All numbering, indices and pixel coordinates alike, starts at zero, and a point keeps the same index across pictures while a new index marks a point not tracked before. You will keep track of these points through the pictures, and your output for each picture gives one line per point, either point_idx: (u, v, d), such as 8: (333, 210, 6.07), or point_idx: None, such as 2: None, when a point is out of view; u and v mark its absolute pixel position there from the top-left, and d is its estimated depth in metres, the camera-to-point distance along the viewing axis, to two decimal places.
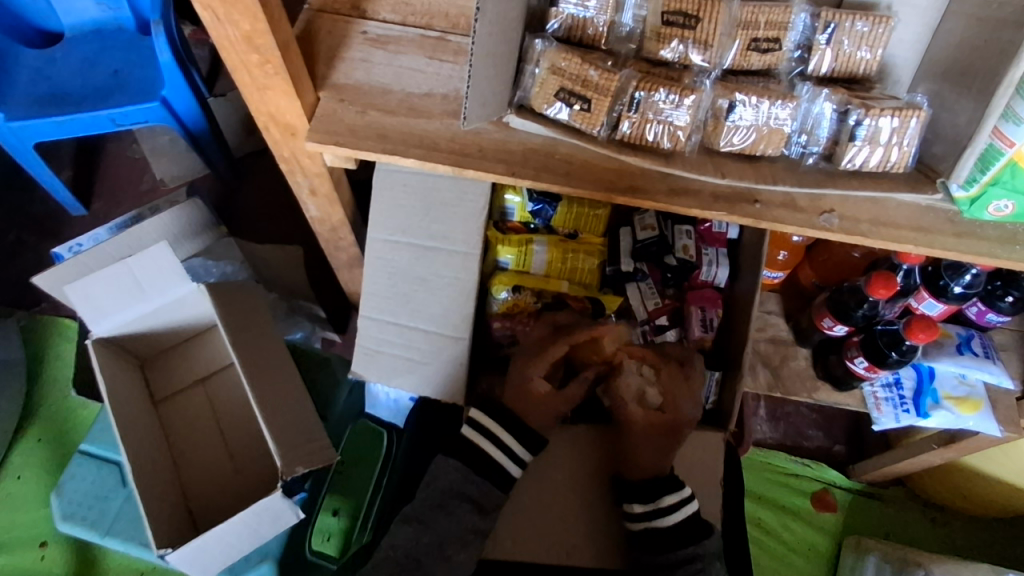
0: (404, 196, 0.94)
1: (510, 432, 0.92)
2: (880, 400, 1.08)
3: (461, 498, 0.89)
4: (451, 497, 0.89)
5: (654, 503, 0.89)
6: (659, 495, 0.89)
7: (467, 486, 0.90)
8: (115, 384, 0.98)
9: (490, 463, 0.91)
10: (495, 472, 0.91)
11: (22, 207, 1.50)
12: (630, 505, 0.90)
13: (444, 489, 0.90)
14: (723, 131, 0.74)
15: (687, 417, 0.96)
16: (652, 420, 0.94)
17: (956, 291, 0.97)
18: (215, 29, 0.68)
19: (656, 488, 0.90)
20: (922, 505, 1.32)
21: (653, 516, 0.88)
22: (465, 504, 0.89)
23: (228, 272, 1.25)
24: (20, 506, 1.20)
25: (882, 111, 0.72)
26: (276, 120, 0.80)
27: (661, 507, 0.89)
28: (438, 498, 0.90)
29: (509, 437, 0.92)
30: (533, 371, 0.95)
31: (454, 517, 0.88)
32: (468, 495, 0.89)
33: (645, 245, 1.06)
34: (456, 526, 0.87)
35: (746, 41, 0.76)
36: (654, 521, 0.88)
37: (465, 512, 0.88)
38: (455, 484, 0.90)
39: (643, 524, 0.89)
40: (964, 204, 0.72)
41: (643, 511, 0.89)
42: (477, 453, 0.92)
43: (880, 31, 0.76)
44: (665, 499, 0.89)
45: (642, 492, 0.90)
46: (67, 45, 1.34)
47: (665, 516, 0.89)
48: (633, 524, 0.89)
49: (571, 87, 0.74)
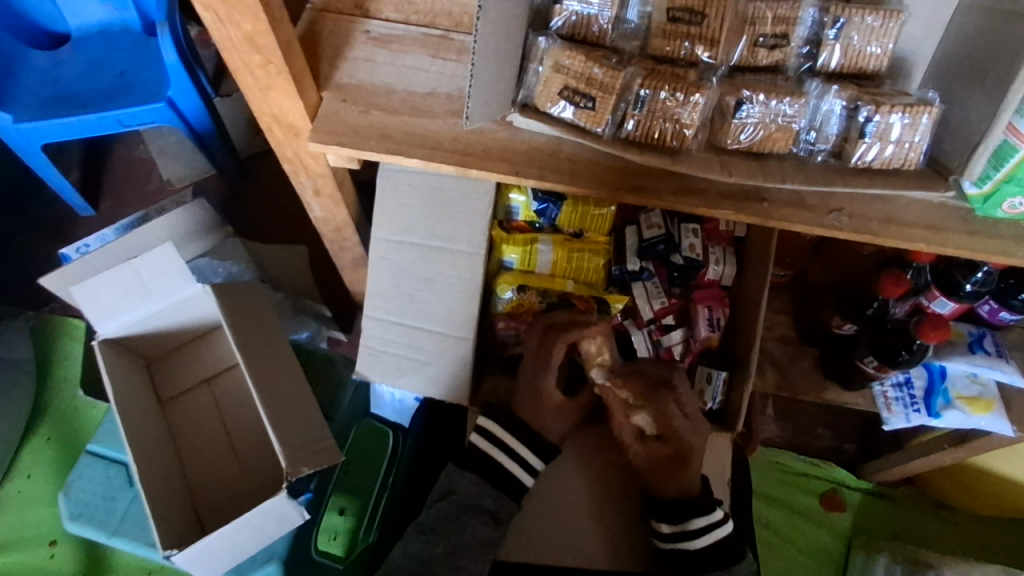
0: (408, 196, 0.93)
1: (527, 446, 0.93)
2: (890, 399, 1.06)
3: (477, 510, 0.89)
4: (466, 510, 0.89)
5: (682, 525, 0.87)
6: (688, 517, 0.87)
7: (483, 499, 0.90)
8: (121, 385, 0.99)
9: (508, 478, 0.92)
10: (511, 485, 0.92)
11: (30, 207, 1.51)
12: (659, 523, 0.89)
13: (462, 501, 0.90)
14: (730, 129, 0.73)
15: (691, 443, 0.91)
16: (654, 454, 0.92)
17: (968, 289, 0.95)
18: (218, 30, 0.68)
19: (686, 509, 0.88)
20: (933, 505, 1.30)
21: (682, 538, 0.87)
22: (481, 516, 0.88)
23: (234, 272, 1.23)
24: (29, 504, 1.20)
25: (893, 108, 0.70)
26: (279, 121, 0.80)
27: (692, 529, 0.87)
28: (454, 510, 0.89)
29: (527, 451, 0.93)
30: (546, 380, 0.94)
31: (469, 529, 0.87)
32: (485, 507, 0.89)
33: (651, 244, 1.04)
34: (473, 539, 0.87)
35: (753, 37, 0.75)
36: (682, 542, 0.87)
37: (480, 524, 0.88)
38: (471, 495, 0.90)
39: (672, 544, 0.88)
40: (977, 202, 0.71)
41: (672, 531, 0.88)
42: (493, 466, 0.92)
43: (891, 26, 0.75)
44: (695, 521, 0.87)
45: (671, 512, 0.88)
46: (74, 47, 1.35)
47: (695, 538, 0.87)
48: (663, 543, 0.89)
49: (575, 85, 0.73)
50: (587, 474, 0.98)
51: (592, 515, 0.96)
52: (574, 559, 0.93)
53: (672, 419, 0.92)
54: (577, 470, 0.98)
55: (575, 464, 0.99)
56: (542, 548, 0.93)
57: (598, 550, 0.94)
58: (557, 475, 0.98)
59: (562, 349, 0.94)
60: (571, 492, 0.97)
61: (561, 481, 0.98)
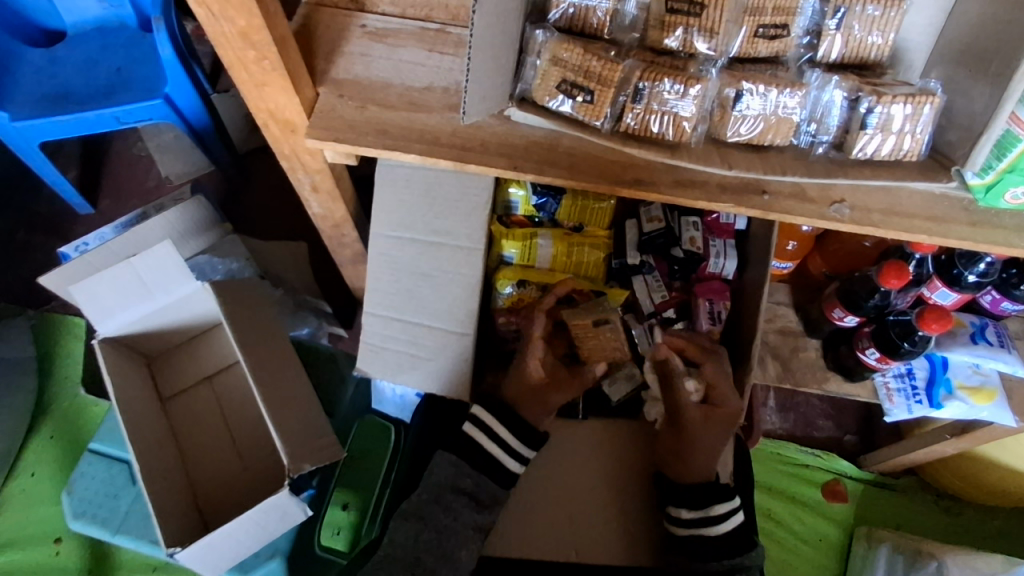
0: (406, 190, 0.93)
1: (505, 426, 0.91)
2: (891, 390, 1.07)
3: (457, 492, 0.89)
4: (446, 492, 0.89)
5: (704, 511, 0.88)
6: (710, 504, 0.89)
7: (462, 480, 0.90)
8: (122, 383, 0.98)
9: (488, 459, 0.91)
10: (491, 467, 0.91)
11: (28, 206, 1.50)
12: (677, 509, 0.89)
13: (440, 483, 0.90)
14: (730, 121, 0.72)
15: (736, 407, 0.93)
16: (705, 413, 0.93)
17: (970, 280, 0.95)
18: (211, 25, 0.67)
19: (708, 496, 0.89)
20: (935, 495, 1.30)
21: (702, 524, 0.88)
22: (462, 499, 0.88)
23: (234, 270, 1.22)
24: (35, 502, 1.20)
25: (894, 98, 0.69)
26: (275, 117, 0.79)
27: (711, 515, 0.88)
28: (435, 494, 0.89)
29: (506, 431, 0.91)
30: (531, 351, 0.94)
31: (450, 512, 0.87)
32: (464, 489, 0.89)
33: (651, 237, 1.04)
34: (456, 522, 0.87)
35: (753, 28, 0.74)
36: (701, 528, 0.88)
37: (463, 507, 0.88)
38: (449, 477, 0.90)
39: (691, 531, 0.88)
40: (980, 192, 0.71)
41: (692, 517, 0.88)
42: (473, 447, 0.91)
43: (892, 15, 0.74)
44: (716, 507, 0.89)
45: (692, 498, 0.89)
46: (69, 43, 1.34)
47: (714, 525, 0.88)
48: (679, 529, 0.88)
49: (573, 79, 0.72)
50: (590, 466, 0.98)
51: (595, 507, 0.96)
52: (577, 553, 0.93)
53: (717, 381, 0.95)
54: (579, 463, 0.98)
55: (576, 457, 0.99)
56: (542, 541, 0.94)
57: (602, 543, 0.94)
58: (560, 468, 0.98)
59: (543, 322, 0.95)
60: (573, 485, 0.97)
61: (563, 474, 0.98)
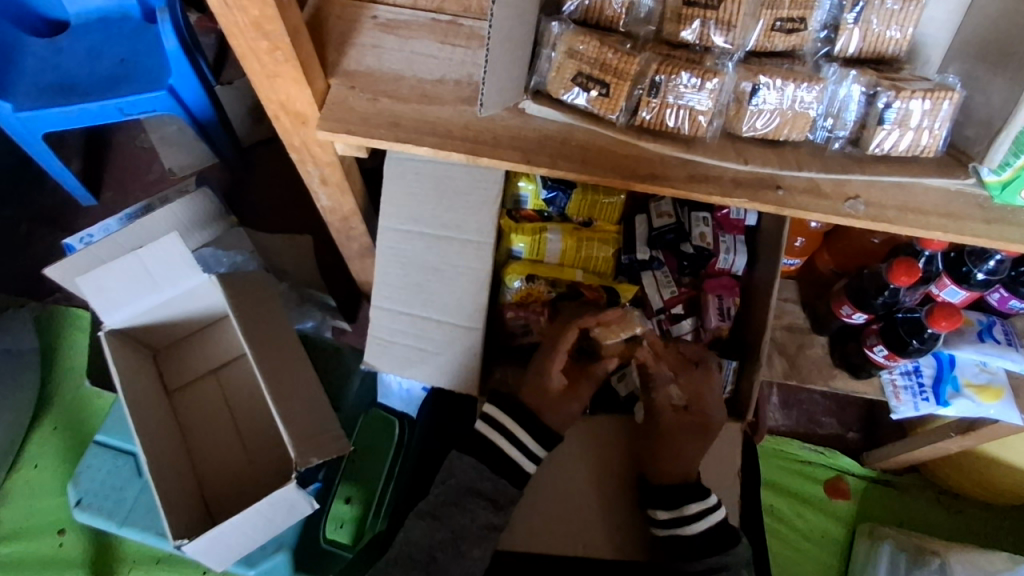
0: (415, 184, 0.92)
1: (526, 430, 0.91)
2: (899, 388, 1.07)
3: (477, 495, 0.88)
4: (466, 495, 0.88)
5: (678, 510, 0.88)
6: (683, 503, 0.88)
7: (482, 484, 0.89)
8: (128, 375, 0.98)
9: (507, 461, 0.90)
10: (511, 469, 0.90)
11: (32, 197, 1.49)
12: (655, 510, 0.89)
13: (459, 486, 0.89)
14: (746, 116, 0.72)
15: (715, 417, 0.95)
16: (679, 420, 0.94)
17: (980, 278, 0.95)
18: (224, 15, 0.66)
19: (682, 495, 0.89)
20: (938, 493, 1.30)
21: (677, 524, 0.88)
22: (480, 500, 0.88)
23: (237, 262, 1.21)
24: (39, 493, 1.20)
25: (913, 94, 0.69)
26: (286, 109, 0.78)
27: (686, 515, 0.88)
28: (453, 495, 0.88)
29: (526, 436, 0.91)
30: (554, 362, 0.94)
31: (468, 513, 0.87)
32: (484, 492, 0.88)
33: (661, 232, 1.04)
34: (472, 523, 0.87)
35: (771, 21, 0.73)
36: (677, 528, 0.88)
37: (480, 508, 0.87)
38: (467, 480, 0.89)
39: (669, 531, 0.88)
40: (995, 189, 0.70)
41: (669, 517, 0.88)
42: (492, 450, 0.91)
43: (911, 9, 0.73)
44: (690, 506, 0.88)
45: (666, 498, 0.89)
46: (73, 34, 1.33)
47: (690, 524, 0.88)
48: (659, 529, 0.89)
49: (589, 71, 0.71)
50: (594, 461, 0.98)
51: (605, 501, 0.96)
52: (584, 549, 0.93)
53: (701, 392, 0.96)
54: (588, 458, 0.98)
55: (584, 453, 0.99)
56: (550, 536, 0.94)
57: (608, 539, 0.94)
58: (567, 463, 0.98)
59: (577, 333, 0.95)
60: (579, 481, 0.97)
61: (569, 469, 0.98)
